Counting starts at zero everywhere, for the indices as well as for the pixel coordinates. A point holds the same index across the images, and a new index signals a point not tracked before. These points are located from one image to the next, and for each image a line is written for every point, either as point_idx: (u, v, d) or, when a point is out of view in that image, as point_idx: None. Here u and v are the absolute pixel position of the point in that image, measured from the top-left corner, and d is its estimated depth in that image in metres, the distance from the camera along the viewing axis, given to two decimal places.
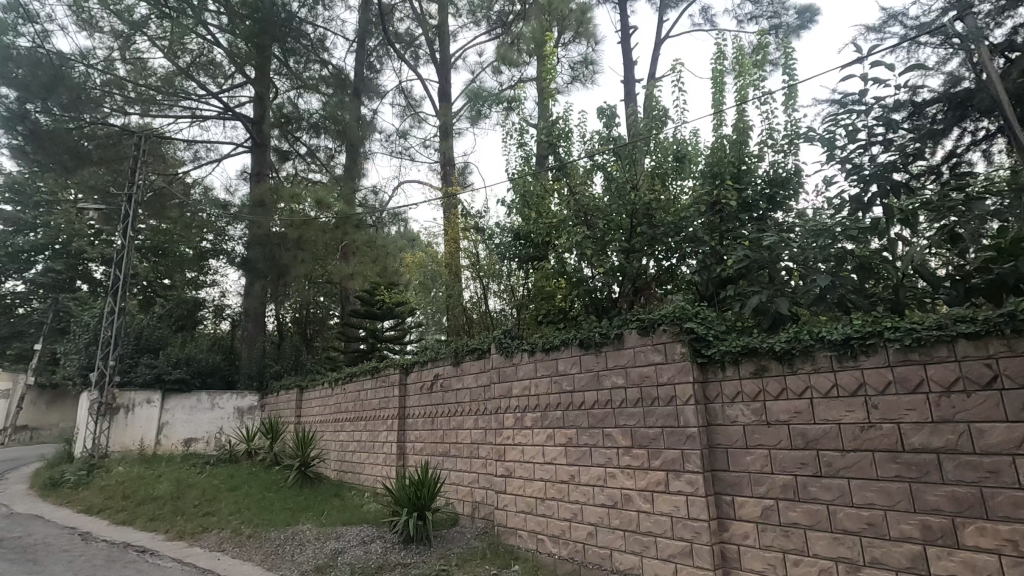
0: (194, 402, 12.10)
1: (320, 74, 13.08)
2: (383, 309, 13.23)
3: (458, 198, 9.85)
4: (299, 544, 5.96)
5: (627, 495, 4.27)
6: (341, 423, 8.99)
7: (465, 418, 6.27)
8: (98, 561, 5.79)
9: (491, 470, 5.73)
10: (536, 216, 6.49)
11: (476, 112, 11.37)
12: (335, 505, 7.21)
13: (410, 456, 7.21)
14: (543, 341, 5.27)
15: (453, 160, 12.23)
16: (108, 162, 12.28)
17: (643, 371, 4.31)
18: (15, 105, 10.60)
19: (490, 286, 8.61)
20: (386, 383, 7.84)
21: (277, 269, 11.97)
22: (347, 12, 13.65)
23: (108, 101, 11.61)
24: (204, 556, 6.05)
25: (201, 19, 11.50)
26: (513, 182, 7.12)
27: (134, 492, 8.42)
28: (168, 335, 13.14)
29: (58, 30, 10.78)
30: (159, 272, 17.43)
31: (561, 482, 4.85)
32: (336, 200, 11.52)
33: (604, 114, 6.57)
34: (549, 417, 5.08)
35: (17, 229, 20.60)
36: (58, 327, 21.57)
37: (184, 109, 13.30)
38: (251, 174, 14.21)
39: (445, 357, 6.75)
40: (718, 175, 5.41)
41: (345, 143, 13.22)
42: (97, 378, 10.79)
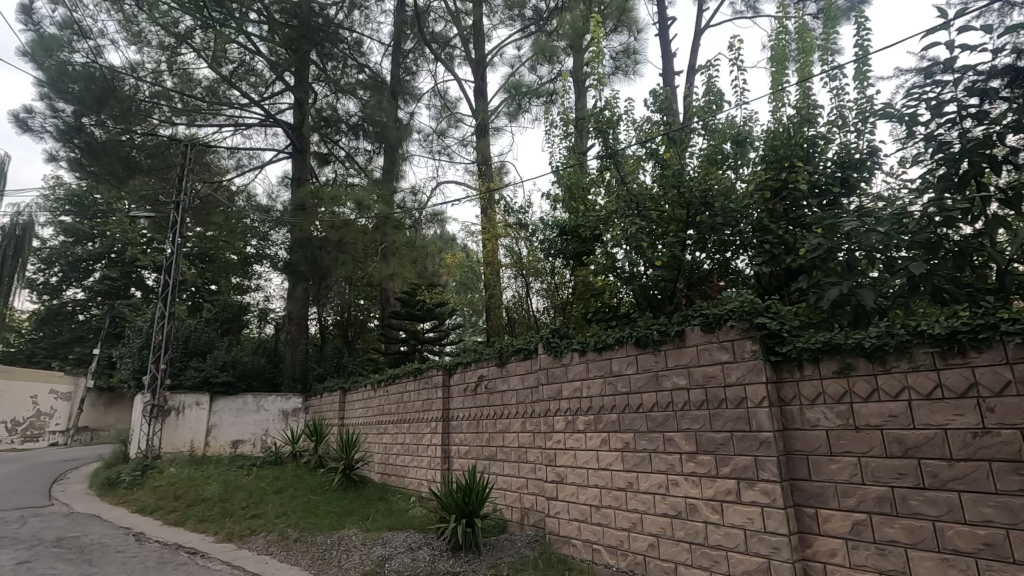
0: (241, 404, 12.30)
1: (357, 78, 13.07)
2: (423, 310, 13.00)
3: (498, 195, 9.64)
4: (346, 549, 5.83)
5: (692, 504, 3.95)
6: (383, 426, 8.91)
7: (511, 420, 6.04)
8: (150, 562, 5.80)
9: (540, 476, 5.48)
10: (585, 209, 6.18)
11: (515, 107, 11.14)
12: (380, 509, 7.10)
13: (455, 460, 7.03)
14: (596, 339, 5.00)
15: (490, 158, 12.03)
16: (157, 171, 12.60)
17: (708, 371, 3.98)
18: (72, 119, 11.09)
19: (533, 283, 8.36)
20: (429, 383, 7.68)
21: (319, 272, 12.06)
22: (383, 15, 13.68)
23: (157, 112, 11.93)
24: (252, 559, 6.01)
25: (241, 28, 11.46)
26: (562, 178, 6.87)
27: (184, 493, 8.52)
28: (215, 339, 13.42)
29: (110, 45, 11.10)
30: (206, 278, 17.95)
31: (618, 489, 4.55)
32: (376, 202, 11.52)
33: (661, 100, 6.25)
34: (603, 421, 4.81)
35: (77, 240, 21.98)
36: (114, 332, 22.54)
37: (227, 117, 13.57)
38: (292, 180, 14.40)
39: (489, 357, 6.53)
40: (781, 159, 5.00)
41: (383, 144, 13.21)
42: (149, 381, 10.96)
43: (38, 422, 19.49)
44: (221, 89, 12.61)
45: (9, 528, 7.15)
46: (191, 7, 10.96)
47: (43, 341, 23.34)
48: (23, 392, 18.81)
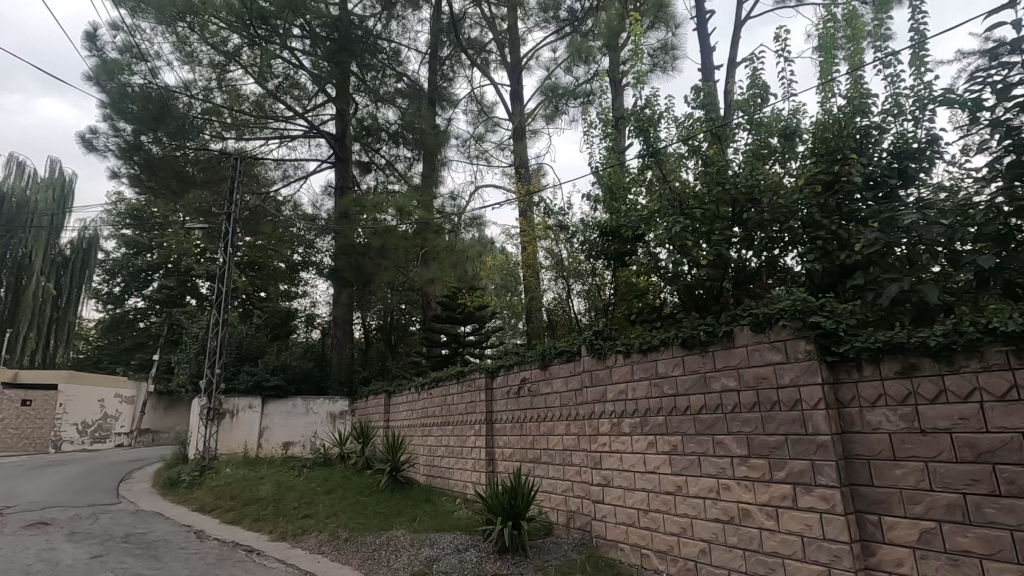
0: (291, 407, 12.70)
1: (396, 87, 13.32)
2: (464, 313, 13.11)
3: (537, 197, 9.64)
4: (395, 549, 5.94)
5: (745, 510, 3.84)
6: (428, 428, 9.03)
7: (555, 423, 6.02)
8: (211, 559, 6.06)
9: (586, 478, 5.43)
10: (626, 209, 6.11)
11: (552, 109, 11.12)
12: (426, 510, 7.19)
13: (499, 462, 7.06)
14: (640, 341, 4.93)
15: (528, 161, 12.04)
16: (210, 184, 13.19)
17: (759, 372, 3.87)
18: (132, 138, 11.76)
19: (574, 285, 8.34)
20: (472, 386, 7.75)
21: (362, 277, 12.34)
22: (420, 24, 13.89)
23: (209, 127, 12.50)
24: (305, 557, 6.20)
25: (285, 44, 11.88)
26: (602, 179, 6.84)
27: (240, 493, 8.87)
28: (265, 344, 13.92)
29: (165, 66, 11.70)
30: (256, 285, 18.66)
31: (666, 493, 4.48)
32: (417, 208, 11.72)
33: (702, 97, 6.14)
34: (649, 423, 4.74)
35: (136, 251, 23.26)
36: (172, 339, 23.70)
37: (273, 130, 14.07)
38: (335, 189, 14.80)
39: (532, 359, 6.54)
40: (832, 152, 4.81)
41: (422, 150, 13.42)
42: (206, 385, 11.46)
43: (106, 424, 20.65)
44: (268, 104, 13.06)
45: (83, 524, 7.61)
46: (238, 26, 11.46)
47: (109, 347, 24.77)
48: (92, 396, 19.95)
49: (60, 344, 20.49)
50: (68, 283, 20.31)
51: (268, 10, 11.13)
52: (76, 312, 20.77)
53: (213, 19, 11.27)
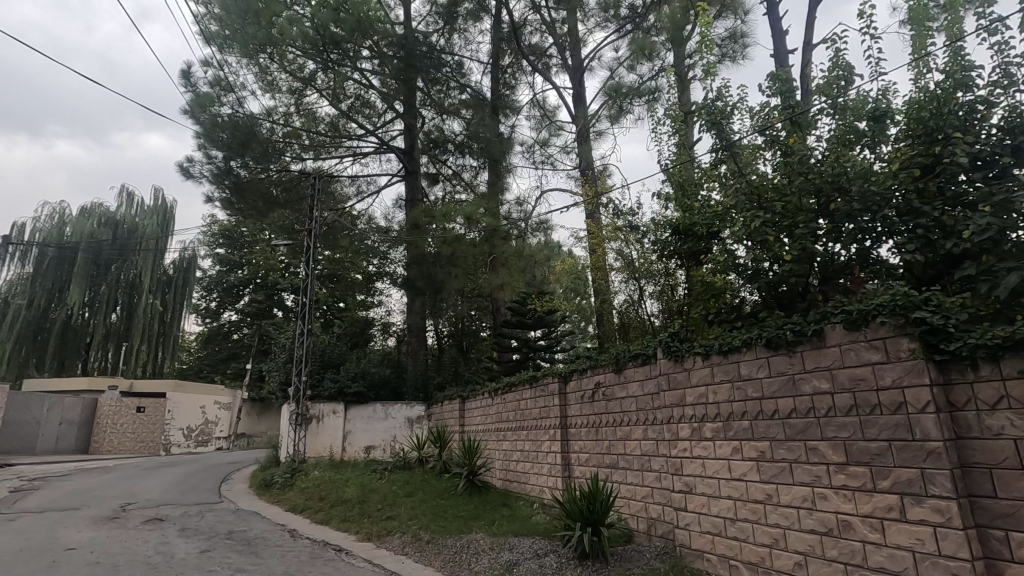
0: (371, 412, 13.20)
1: (460, 98, 13.60)
2: (534, 317, 13.23)
3: (605, 197, 9.52)
4: (475, 553, 6.01)
5: (845, 521, 3.58)
6: (503, 432, 9.11)
7: (632, 428, 5.88)
8: (304, 557, 6.40)
9: (667, 485, 5.26)
10: (699, 207, 5.92)
11: (616, 109, 10.92)
12: (504, 514, 7.25)
13: (575, 467, 7.00)
14: (719, 342, 4.77)
15: (593, 162, 11.92)
16: (291, 203, 14.04)
17: (855, 373, 3.61)
18: (223, 164, 12.74)
19: (647, 286, 8.17)
20: (546, 391, 7.74)
21: (433, 285, 12.72)
22: (481, 34, 14.05)
23: (289, 150, 13.32)
24: (390, 557, 6.43)
25: (355, 66, 12.37)
26: (672, 177, 6.67)
27: (328, 495, 9.33)
28: (346, 352, 14.61)
29: (250, 95, 12.59)
30: (336, 296, 19.69)
31: (754, 501, 4.26)
32: (484, 215, 11.85)
33: (777, 85, 5.86)
34: (732, 428, 4.55)
35: (229, 268, 25.13)
36: (262, 348, 25.38)
37: (348, 149, 14.71)
38: (405, 201, 15.33)
39: (606, 363, 6.43)
40: (929, 132, 4.44)
41: (487, 159, 13.59)
42: (294, 392, 12.19)
43: (208, 429, 22.41)
44: (341, 124, 13.98)
45: (192, 520, 8.29)
46: (313, 53, 11.90)
47: (209, 358, 26.91)
48: (195, 404, 21.73)
49: (167, 355, 22.46)
50: (172, 299, 22.28)
51: (339, 36, 11.34)
52: (179, 326, 22.72)
53: (290, 49, 11.73)
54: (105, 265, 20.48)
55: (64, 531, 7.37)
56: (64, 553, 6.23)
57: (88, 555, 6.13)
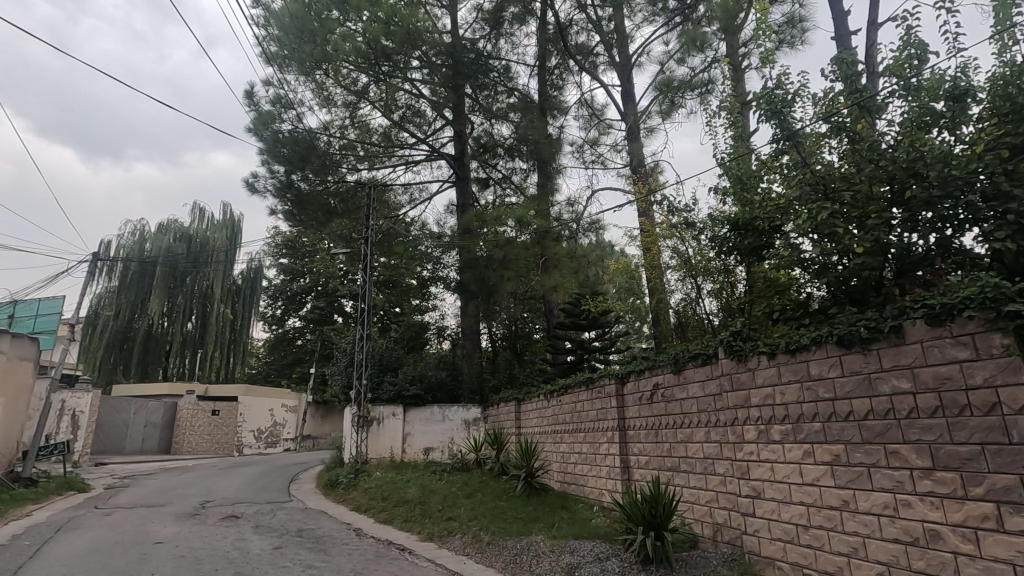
0: (429, 414, 13.44)
1: (508, 102, 13.66)
2: (588, 319, 13.09)
3: (657, 195, 9.32)
4: (536, 555, 6.01)
5: (933, 530, 3.34)
6: (560, 435, 9.06)
7: (693, 430, 5.71)
8: (370, 555, 6.59)
9: (733, 489, 5.06)
10: (760, 200, 5.71)
11: (667, 105, 10.69)
12: (563, 517, 7.20)
13: (634, 470, 6.86)
14: (786, 341, 4.57)
15: (645, 160, 11.69)
16: (348, 213, 14.59)
17: (940, 372, 3.37)
18: (285, 178, 13.36)
19: (705, 284, 7.94)
20: (603, 393, 7.64)
21: (486, 288, 12.87)
22: (527, 38, 14.06)
23: (345, 161, 13.83)
24: (452, 558, 6.53)
25: (406, 77, 12.66)
26: (729, 171, 6.46)
27: (390, 495, 9.58)
28: (403, 356, 14.99)
29: (308, 111, 13.12)
30: (392, 301, 20.23)
31: (830, 508, 4.05)
32: (535, 217, 11.83)
33: (840, 70, 5.58)
34: (802, 430, 4.34)
35: (293, 276, 26.30)
36: (325, 353, 26.40)
37: (400, 158, 15.04)
38: (457, 207, 15.60)
39: (664, 364, 6.28)
40: (1018, 110, 4.11)
41: (536, 161, 13.58)
42: (355, 395, 12.60)
43: (276, 430, 23.50)
44: (393, 134, 14.31)
45: (265, 518, 8.71)
46: (366, 67, 12.24)
47: (276, 363, 28.25)
48: (264, 407, 22.84)
49: (238, 361, 23.75)
50: (242, 308, 23.57)
51: (390, 48, 11.64)
52: (248, 333, 23.98)
53: (344, 65, 12.12)
54: (181, 277, 21.89)
55: (152, 526, 7.92)
56: (152, 546, 6.69)
57: (174, 549, 6.56)
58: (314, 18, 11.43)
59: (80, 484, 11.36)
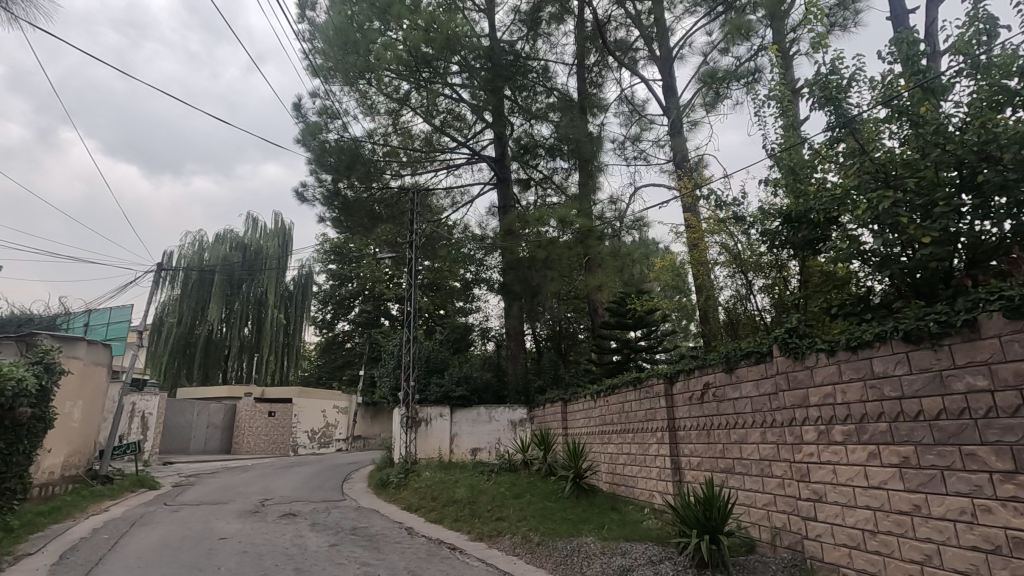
0: (475, 415, 13.55)
1: (548, 102, 13.63)
2: (634, 318, 12.87)
3: (703, 190, 9.08)
4: (587, 556, 5.94)
5: (1017, 538, 3.13)
6: (607, 436, 8.97)
7: (748, 431, 5.54)
8: (422, 554, 6.70)
9: (792, 492, 4.87)
10: (814, 190, 5.44)
11: (712, 96, 10.39)
12: (613, 519, 7.11)
13: (686, 472, 6.70)
14: (847, 337, 4.36)
15: (688, 155, 11.42)
16: (393, 218, 14.91)
17: (1021, 368, 3.16)
18: (332, 186, 13.77)
19: (756, 280, 7.70)
20: (651, 393, 7.50)
21: (530, 289, 12.90)
22: (565, 36, 13.94)
23: (389, 168, 14.12)
24: (503, 558, 6.56)
25: (446, 82, 12.83)
26: (779, 162, 6.24)
27: (439, 495, 9.71)
28: (448, 357, 15.20)
29: (353, 120, 13.47)
30: (436, 303, 20.54)
31: (900, 513, 3.83)
32: (578, 217, 11.64)
33: (900, 50, 5.29)
34: (867, 430, 4.13)
35: (341, 281, 27.05)
36: (373, 355, 27.04)
37: (441, 162, 15.21)
38: (498, 209, 15.70)
39: (715, 363, 6.12)
40: None
41: (577, 160, 13.41)
42: (403, 397, 12.85)
43: (328, 431, 24.23)
44: (435, 139, 14.51)
45: (321, 516, 9.00)
46: (407, 74, 12.46)
47: (327, 365, 29.17)
48: (316, 408, 23.57)
49: (291, 365, 24.62)
50: (294, 312, 24.45)
51: (430, 54, 11.82)
52: (300, 337, 24.84)
53: (386, 73, 12.39)
54: (238, 285, 22.90)
55: (216, 522, 8.31)
56: (218, 541, 7.04)
57: (238, 545, 6.87)
58: (357, 29, 11.73)
59: (151, 482, 12.06)
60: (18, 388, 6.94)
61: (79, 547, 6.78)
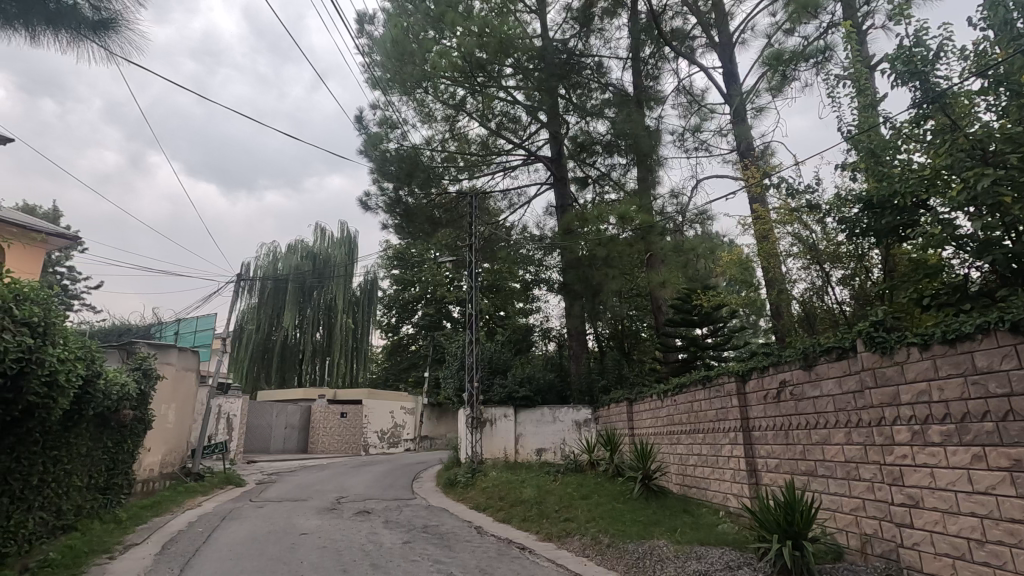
0: (540, 415, 13.56)
1: (602, 99, 13.31)
2: (701, 314, 12.43)
3: (770, 180, 8.69)
4: (659, 559, 5.80)
5: None
6: (676, 436, 8.74)
7: (830, 431, 5.23)
8: (492, 553, 6.78)
9: (884, 497, 4.55)
10: (899, 172, 5.08)
11: (778, 80, 9.90)
12: (686, 522, 6.90)
13: (763, 474, 6.41)
14: (943, 329, 4.04)
15: (754, 143, 10.97)
16: (452, 222, 15.16)
17: None
18: (393, 194, 14.19)
19: (834, 271, 7.29)
20: (722, 392, 7.23)
21: (591, 288, 12.83)
22: (619, 30, 13.62)
23: (448, 173, 14.36)
24: (573, 559, 6.52)
25: (501, 85, 12.95)
26: (859, 144, 5.86)
27: (506, 495, 9.78)
28: (510, 359, 15.32)
29: (412, 128, 13.83)
30: (496, 305, 20.76)
31: (1013, 521, 3.49)
32: (638, 213, 11.41)
33: (995, 14, 4.83)
34: (970, 430, 3.80)
35: (404, 286, 27.84)
36: (437, 357, 27.67)
37: (498, 164, 15.32)
38: (556, 208, 15.67)
39: (792, 359, 5.83)
40: None
41: (635, 155, 13.06)
42: (468, 398, 13.04)
43: (396, 431, 25.02)
44: (491, 142, 14.64)
45: (393, 514, 9.30)
46: (464, 80, 12.69)
47: (393, 368, 30.11)
48: (385, 409, 24.48)
49: (360, 368, 25.54)
50: (361, 317, 25.40)
51: (484, 59, 11.98)
52: (368, 341, 25.76)
53: (442, 80, 12.70)
54: (309, 292, 24.03)
55: (297, 518, 8.75)
56: (300, 536, 7.41)
57: (318, 540, 7.21)
58: (413, 40, 12.08)
59: (237, 479, 12.87)
60: (122, 392, 7.58)
61: (178, 539, 7.33)
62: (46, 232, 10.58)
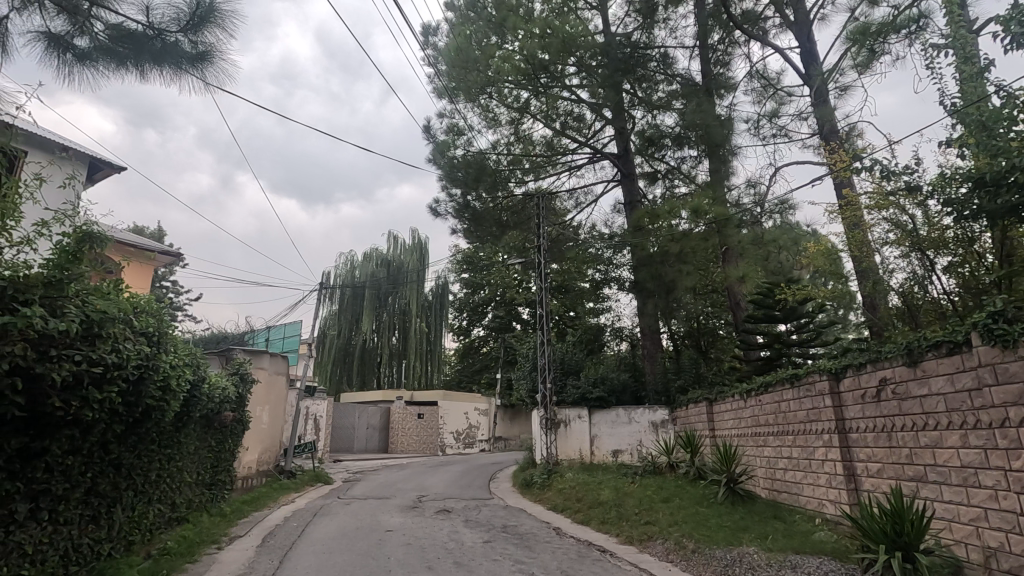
0: (615, 416, 13.32)
1: (670, 90, 13.05)
2: (784, 309, 11.62)
3: (859, 163, 8.10)
4: (751, 567, 5.52)
5: None
6: (763, 438, 8.30)
7: (943, 434, 4.78)
8: (573, 555, 6.73)
9: (1011, 506, 4.10)
10: (1019, 145, 4.57)
11: (864, 55, 9.20)
12: (778, 528, 6.54)
13: (863, 480, 5.95)
14: None
15: (839, 126, 10.25)
16: (519, 224, 15.21)
17: None
18: (461, 199, 14.47)
19: (938, 258, 6.67)
20: (813, 391, 6.78)
21: (664, 285, 12.52)
22: (685, 17, 13.21)
23: (514, 176, 14.43)
24: (656, 564, 6.34)
25: (564, 84, 12.90)
26: (966, 119, 5.32)
27: (585, 496, 9.70)
28: (582, 359, 15.25)
29: (477, 133, 14.06)
30: (565, 305, 20.67)
31: None
32: (712, 205, 10.96)
33: None
34: None
35: (474, 289, 28.32)
36: (508, 359, 27.96)
37: (564, 164, 15.25)
38: (625, 205, 15.40)
39: (895, 356, 5.38)
40: None
41: (706, 147, 12.56)
42: (541, 399, 12.99)
43: (471, 431, 25.51)
44: (557, 142, 14.46)
45: (472, 513, 9.46)
46: (527, 83, 12.75)
47: (466, 370, 30.71)
48: (460, 410, 24.99)
49: (435, 370, 26.24)
50: (434, 321, 26.12)
51: (547, 60, 11.95)
52: (441, 344, 26.42)
53: (505, 85, 12.83)
54: (384, 298, 24.98)
55: (381, 516, 9.09)
56: (385, 533, 7.70)
57: (403, 537, 7.45)
58: (477, 47, 12.31)
59: (325, 477, 13.57)
60: (223, 395, 8.22)
61: (275, 533, 7.81)
62: (155, 250, 11.65)
